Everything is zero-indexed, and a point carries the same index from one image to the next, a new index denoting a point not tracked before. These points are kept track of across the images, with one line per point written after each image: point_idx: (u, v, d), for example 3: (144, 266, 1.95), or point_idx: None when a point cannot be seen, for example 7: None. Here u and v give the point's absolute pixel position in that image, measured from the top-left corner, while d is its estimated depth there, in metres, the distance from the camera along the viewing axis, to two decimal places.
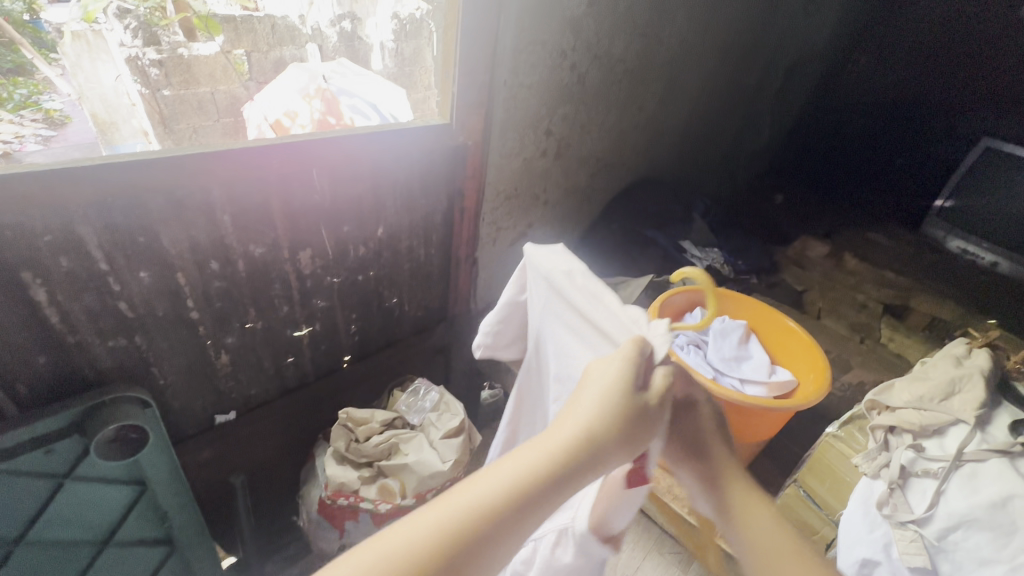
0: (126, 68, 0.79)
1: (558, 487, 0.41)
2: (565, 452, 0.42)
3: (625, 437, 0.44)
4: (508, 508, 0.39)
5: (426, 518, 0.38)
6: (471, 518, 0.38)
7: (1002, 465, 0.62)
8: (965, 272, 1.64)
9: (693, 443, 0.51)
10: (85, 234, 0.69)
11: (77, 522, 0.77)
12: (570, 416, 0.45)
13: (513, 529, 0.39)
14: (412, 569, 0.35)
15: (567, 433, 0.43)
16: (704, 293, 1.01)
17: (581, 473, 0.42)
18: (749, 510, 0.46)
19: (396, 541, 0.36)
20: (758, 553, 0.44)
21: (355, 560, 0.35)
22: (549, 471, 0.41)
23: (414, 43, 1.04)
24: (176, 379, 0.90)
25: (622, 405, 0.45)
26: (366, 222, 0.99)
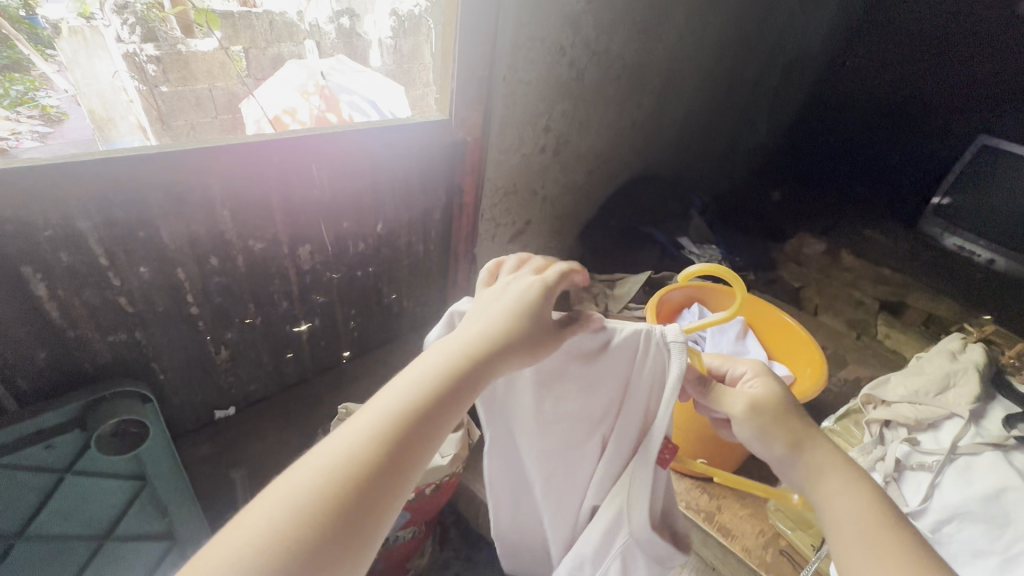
0: (123, 64, 0.78)
1: (469, 380, 0.42)
2: (472, 349, 0.43)
3: (530, 333, 0.46)
4: (424, 405, 0.39)
5: (345, 433, 0.36)
6: (389, 421, 0.37)
7: (996, 458, 0.64)
8: (962, 270, 1.65)
9: (776, 421, 0.46)
10: (85, 229, 0.69)
11: (79, 518, 0.76)
12: (472, 322, 0.46)
13: (434, 424, 0.39)
14: (337, 482, 0.34)
15: (471, 333, 0.44)
16: (702, 289, 1.02)
17: (490, 374, 0.43)
18: (839, 485, 0.44)
19: (316, 461, 0.35)
20: (858, 528, 0.41)
21: (277, 490, 0.34)
22: (458, 366, 0.42)
23: (412, 40, 1.04)
24: (176, 373, 0.90)
25: (524, 308, 0.47)
26: (366, 217, 0.99)
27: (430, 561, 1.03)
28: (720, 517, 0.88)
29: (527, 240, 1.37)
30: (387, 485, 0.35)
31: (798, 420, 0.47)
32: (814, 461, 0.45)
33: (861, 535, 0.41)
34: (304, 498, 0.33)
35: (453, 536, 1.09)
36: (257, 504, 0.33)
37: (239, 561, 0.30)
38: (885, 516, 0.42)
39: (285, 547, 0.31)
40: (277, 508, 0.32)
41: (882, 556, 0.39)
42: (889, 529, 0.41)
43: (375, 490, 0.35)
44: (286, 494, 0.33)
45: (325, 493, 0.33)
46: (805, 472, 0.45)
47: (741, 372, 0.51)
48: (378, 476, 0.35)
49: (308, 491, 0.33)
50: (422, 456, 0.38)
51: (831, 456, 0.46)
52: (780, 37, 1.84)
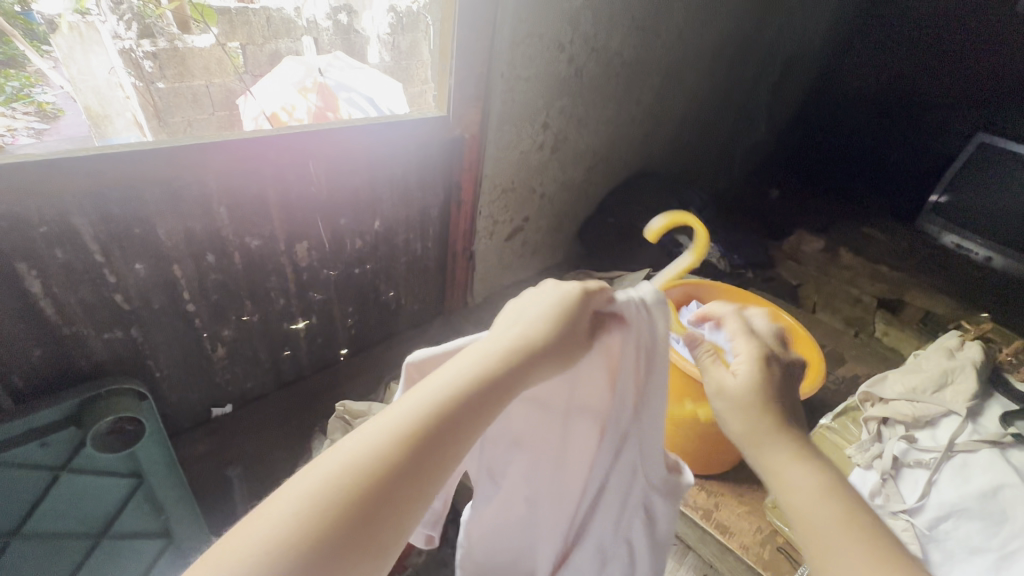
0: (119, 60, 0.78)
1: (502, 387, 0.39)
2: (507, 354, 0.41)
3: (565, 338, 0.44)
4: (454, 408, 0.36)
5: (369, 429, 0.34)
6: (417, 421, 0.35)
7: (993, 455, 0.64)
8: (959, 268, 1.65)
9: (746, 412, 0.45)
10: (81, 226, 0.68)
11: (76, 517, 0.76)
12: (508, 326, 0.44)
13: (462, 431, 0.36)
14: (360, 482, 0.32)
15: (506, 338, 0.42)
16: (700, 287, 1.02)
17: (519, 376, 0.40)
18: (806, 479, 0.42)
19: (339, 456, 0.33)
20: (820, 523, 0.40)
21: (296, 486, 0.32)
22: (492, 371, 0.39)
23: (410, 37, 1.03)
24: (172, 371, 0.90)
25: (562, 312, 0.45)
26: (363, 214, 0.99)
27: (427, 558, 1.03)
28: (718, 515, 0.88)
29: (526, 237, 1.37)
30: (409, 489, 0.33)
31: (774, 410, 0.45)
32: (782, 454, 0.43)
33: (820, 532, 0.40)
34: (324, 496, 0.31)
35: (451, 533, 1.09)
36: (276, 498, 0.31)
37: (259, 548, 0.29)
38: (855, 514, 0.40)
39: (302, 546, 0.29)
40: (296, 503, 0.31)
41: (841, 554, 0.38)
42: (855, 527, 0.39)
43: (396, 495, 0.32)
44: (305, 490, 0.31)
45: (345, 492, 0.31)
46: (769, 465, 0.44)
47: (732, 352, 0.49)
48: (400, 479, 0.33)
49: (328, 489, 0.31)
50: (448, 462, 0.35)
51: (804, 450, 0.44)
52: (780, 35, 1.83)
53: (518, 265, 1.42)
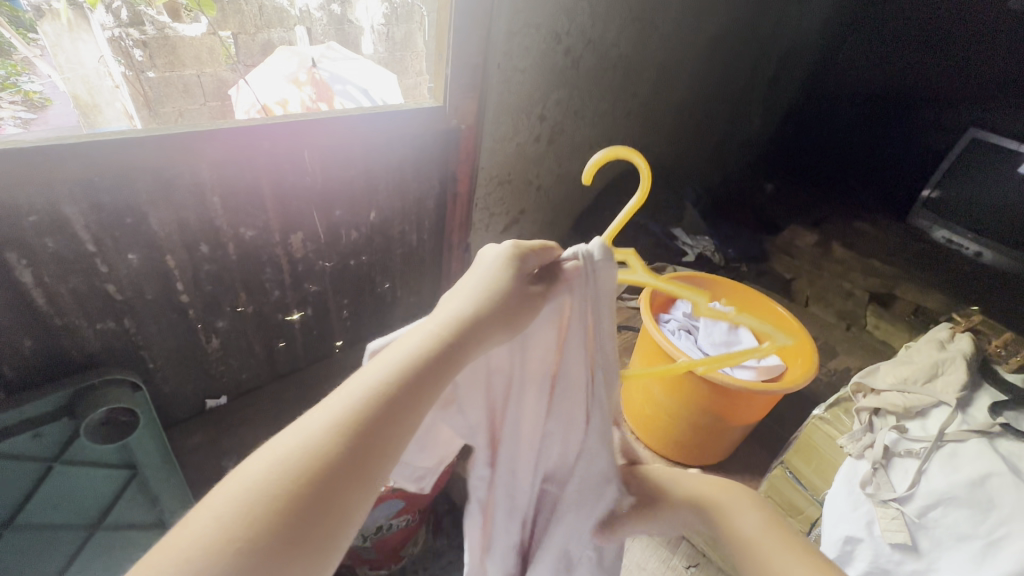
0: (108, 49, 0.77)
1: (444, 367, 0.37)
2: (448, 332, 0.38)
3: (508, 302, 0.42)
4: (390, 396, 0.34)
5: (301, 426, 0.32)
6: (352, 407, 0.32)
7: (982, 445, 0.64)
8: (950, 262, 1.67)
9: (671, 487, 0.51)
10: (72, 215, 0.67)
11: (70, 508, 0.76)
12: (447, 303, 0.41)
13: (403, 409, 0.34)
14: (293, 482, 0.29)
15: (444, 314, 0.39)
16: (694, 278, 1.03)
17: (465, 348, 0.39)
18: (732, 503, 0.48)
19: (272, 452, 0.31)
20: (747, 540, 0.45)
21: (227, 487, 0.29)
22: (430, 351, 0.37)
23: (405, 28, 1.02)
24: (166, 362, 0.89)
25: (500, 281, 0.42)
26: (358, 206, 0.98)
27: (423, 549, 1.04)
28: None
29: (521, 229, 1.37)
30: (348, 487, 0.30)
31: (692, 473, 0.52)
32: (710, 501, 0.49)
33: (756, 545, 0.44)
34: (252, 503, 0.28)
35: (446, 524, 1.10)
36: (202, 506, 0.29)
37: (196, 555, 0.26)
38: (773, 520, 0.46)
39: (231, 554, 0.27)
40: (222, 513, 0.28)
41: (769, 555, 0.43)
42: (776, 529, 0.45)
43: (335, 492, 0.30)
44: (234, 497, 0.28)
45: (275, 497, 0.29)
46: (702, 516, 0.49)
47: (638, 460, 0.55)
48: (335, 473, 0.30)
49: (257, 494, 0.28)
50: (389, 455, 0.33)
51: (725, 486, 0.50)
52: (774, 30, 1.83)
53: None
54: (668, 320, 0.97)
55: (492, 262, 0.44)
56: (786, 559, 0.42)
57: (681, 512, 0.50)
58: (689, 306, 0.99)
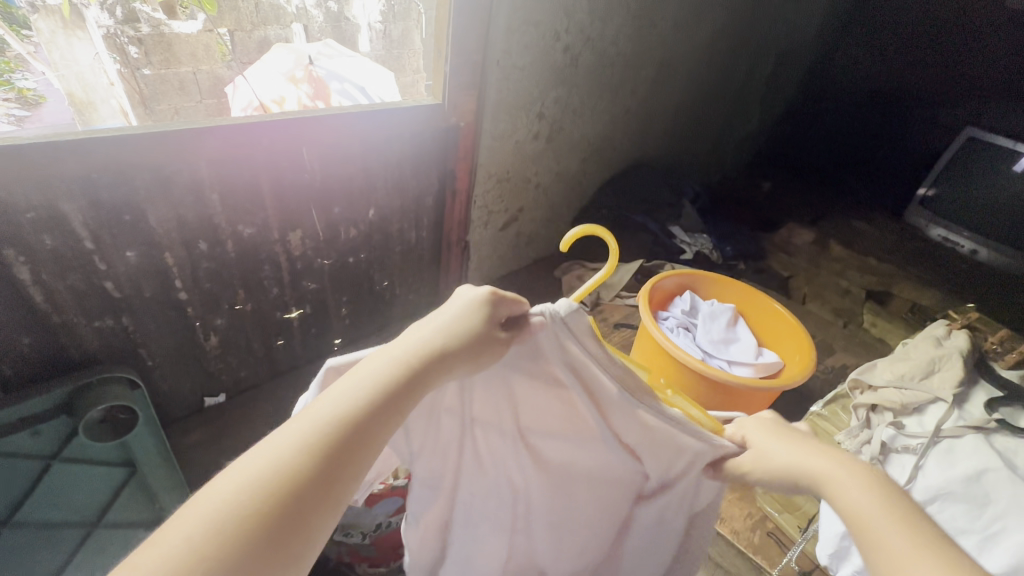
0: (103, 46, 0.76)
1: (411, 393, 0.37)
2: (416, 358, 0.38)
3: (484, 338, 0.41)
4: (356, 421, 0.34)
5: (269, 448, 0.32)
6: (322, 433, 0.33)
7: (978, 441, 0.64)
8: (946, 259, 1.69)
9: (770, 456, 0.43)
10: (70, 212, 0.67)
11: (67, 506, 0.75)
12: (416, 329, 0.41)
13: (371, 438, 0.34)
14: (259, 500, 0.29)
15: (414, 340, 0.40)
16: (693, 277, 1.03)
17: (433, 379, 0.39)
18: (847, 478, 0.38)
19: (240, 473, 0.30)
20: (862, 522, 0.35)
21: (194, 507, 0.29)
22: (396, 376, 0.37)
23: (402, 25, 1.02)
24: (164, 360, 0.89)
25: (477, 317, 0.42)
26: (357, 203, 0.98)
27: None
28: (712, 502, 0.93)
29: (520, 227, 1.37)
30: (314, 512, 0.31)
31: (807, 438, 0.43)
32: (815, 471, 0.39)
33: (870, 531, 0.35)
34: (217, 521, 0.28)
35: None
36: (170, 523, 0.28)
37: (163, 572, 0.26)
38: (900, 505, 0.35)
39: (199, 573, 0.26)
40: (188, 530, 0.28)
41: (893, 550, 0.33)
42: (908, 519, 0.34)
43: (300, 511, 0.30)
44: (200, 516, 0.28)
45: (242, 515, 0.29)
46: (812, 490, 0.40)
47: (742, 433, 0.47)
48: (304, 498, 0.30)
49: (224, 513, 0.28)
50: (353, 476, 0.33)
51: (844, 454, 0.40)
52: (773, 28, 1.83)
53: (512, 255, 1.42)
54: (666, 317, 0.97)
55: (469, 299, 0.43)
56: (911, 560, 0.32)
57: (788, 483, 0.42)
58: (687, 303, 0.99)
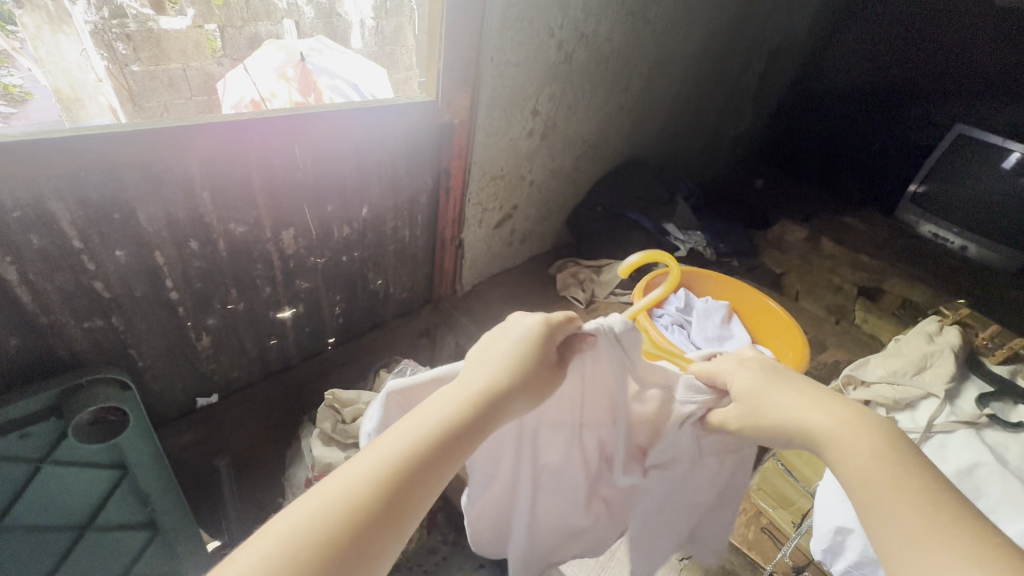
0: (90, 42, 0.75)
1: (473, 429, 0.42)
2: (480, 399, 0.43)
3: (534, 375, 0.47)
4: (424, 458, 0.39)
5: (346, 475, 0.37)
6: (392, 464, 0.37)
7: (968, 435, 0.66)
8: (938, 256, 1.70)
9: (764, 410, 0.48)
10: (57, 211, 0.66)
11: (56, 508, 0.74)
12: (478, 371, 0.46)
13: (433, 473, 0.39)
14: (335, 527, 0.34)
15: (478, 381, 0.45)
16: (687, 274, 1.04)
17: (490, 419, 0.44)
18: (852, 442, 0.42)
19: (319, 496, 0.35)
20: (866, 491, 0.40)
21: (280, 524, 0.34)
22: (457, 417, 0.42)
23: (394, 21, 0.99)
24: (156, 360, 0.88)
25: (529, 356, 0.48)
26: (351, 201, 0.97)
27: (416, 545, 1.03)
28: None
29: (514, 224, 1.37)
30: (379, 535, 0.35)
31: (802, 387, 0.48)
32: (826, 428, 0.43)
33: (871, 490, 0.39)
34: (296, 543, 0.33)
35: (440, 520, 1.09)
36: (258, 537, 0.34)
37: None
38: (904, 468, 0.40)
39: None
40: (269, 548, 0.33)
41: (894, 525, 0.37)
42: (912, 491, 0.38)
43: (368, 541, 0.35)
44: (280, 535, 0.33)
45: (319, 539, 0.33)
46: (810, 445, 0.45)
47: (725, 377, 0.53)
48: (373, 522, 0.35)
49: (302, 535, 0.33)
50: (416, 506, 0.38)
51: (850, 413, 0.44)
52: (766, 24, 1.83)
53: (506, 253, 1.42)
54: (661, 314, 0.97)
55: (523, 335, 0.49)
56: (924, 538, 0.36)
57: (785, 436, 0.46)
58: (682, 300, 0.99)
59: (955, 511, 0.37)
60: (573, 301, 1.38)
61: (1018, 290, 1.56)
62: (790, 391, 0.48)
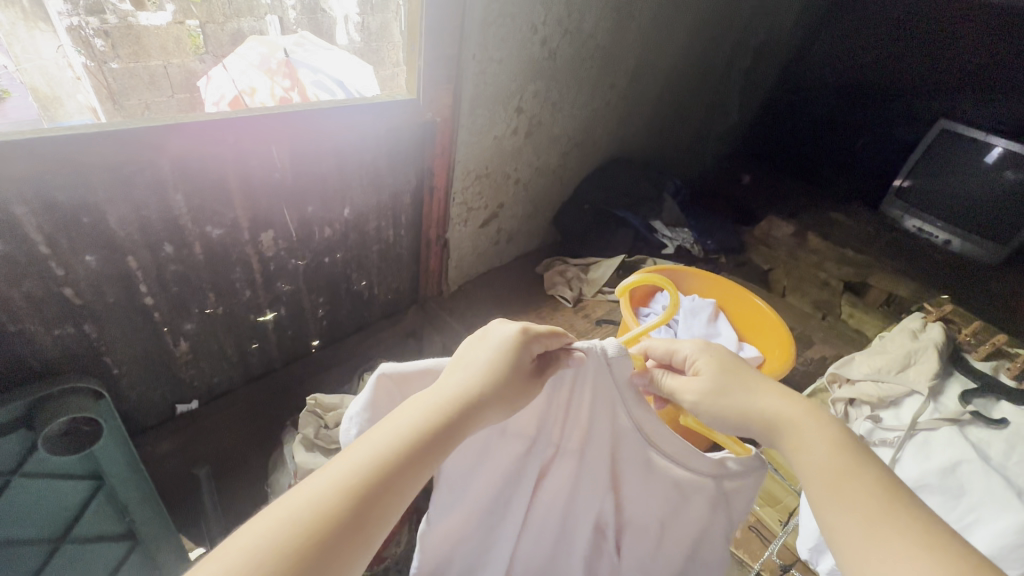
0: (68, 38, 0.72)
1: (444, 438, 0.43)
2: (449, 407, 0.44)
3: (507, 383, 0.47)
4: (394, 467, 0.39)
5: (313, 486, 0.37)
6: (359, 475, 0.38)
7: (952, 432, 0.66)
8: (922, 250, 1.71)
9: (733, 400, 0.50)
10: (21, 215, 0.63)
11: (30, 521, 0.72)
12: (452, 378, 0.47)
13: (403, 483, 0.39)
14: (298, 536, 0.34)
15: (450, 389, 0.46)
16: (675, 271, 1.04)
17: (462, 427, 0.44)
18: (812, 432, 0.46)
19: (286, 508, 0.35)
20: (828, 480, 0.43)
21: (244, 536, 0.34)
22: (427, 427, 0.42)
23: (381, 18, 0.97)
24: (132, 367, 0.86)
25: (502, 363, 0.48)
26: (331, 202, 0.95)
27: (404, 549, 1.02)
28: None
29: (501, 223, 1.36)
30: (347, 547, 0.35)
31: (767, 381, 0.51)
32: (786, 415, 0.48)
33: (834, 481, 0.43)
34: (260, 555, 0.33)
35: None
36: (221, 549, 0.33)
37: None
38: (859, 460, 0.44)
39: None
40: (229, 558, 0.33)
41: (852, 510, 0.41)
42: (867, 479, 0.42)
43: (333, 549, 0.35)
44: (241, 548, 0.33)
45: (281, 548, 0.33)
46: (771, 437, 0.48)
47: (686, 355, 0.54)
48: (340, 534, 0.35)
49: (262, 544, 0.33)
50: (385, 516, 0.38)
51: (810, 408, 0.48)
52: (752, 19, 1.83)
53: (492, 252, 1.41)
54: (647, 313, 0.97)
55: (500, 341, 0.50)
56: (879, 517, 0.40)
57: (748, 424, 0.49)
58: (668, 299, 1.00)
59: (904, 494, 0.42)
60: (560, 300, 1.37)
61: (999, 283, 1.58)
62: (768, 393, 0.50)
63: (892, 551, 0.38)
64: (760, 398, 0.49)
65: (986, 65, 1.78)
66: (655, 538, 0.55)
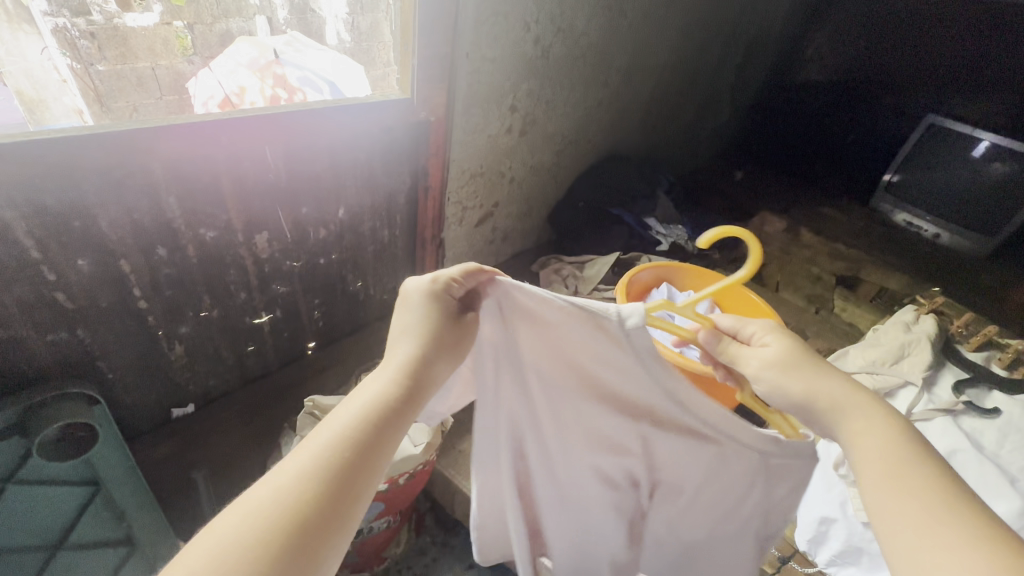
0: (52, 41, 0.71)
1: (401, 403, 0.44)
2: (400, 373, 0.45)
3: (444, 339, 0.49)
4: (359, 441, 0.40)
5: (277, 478, 0.36)
6: (325, 455, 0.38)
7: (946, 423, 0.69)
8: (912, 243, 1.74)
9: (791, 378, 0.47)
10: (11, 221, 0.63)
11: (25, 530, 0.70)
12: (393, 346, 0.48)
13: (371, 454, 0.40)
14: (271, 526, 0.34)
15: (395, 357, 0.46)
16: (668, 269, 1.04)
17: (418, 390, 0.46)
18: (867, 420, 0.44)
19: (251, 504, 0.35)
20: (880, 470, 0.41)
21: (211, 539, 0.33)
22: (382, 397, 0.43)
23: (371, 18, 0.96)
24: (126, 372, 0.85)
25: (434, 321, 0.49)
26: (326, 202, 0.95)
27: (405, 548, 1.02)
28: None
29: (496, 221, 1.36)
30: (328, 525, 0.36)
31: (832, 371, 0.47)
32: (837, 398, 0.45)
33: (892, 471, 0.41)
34: (236, 552, 0.33)
35: (429, 521, 1.08)
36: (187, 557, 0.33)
37: None
38: (917, 449, 0.42)
39: None
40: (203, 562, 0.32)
41: (912, 500, 0.39)
42: (922, 468, 0.40)
43: (315, 531, 0.35)
44: (212, 549, 0.33)
45: (257, 541, 0.33)
46: (833, 415, 0.45)
47: (754, 331, 0.52)
48: (319, 516, 0.36)
49: (234, 541, 0.33)
50: (361, 489, 0.39)
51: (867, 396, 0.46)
52: (742, 16, 1.84)
53: (487, 250, 1.41)
54: None
55: (423, 299, 0.51)
56: (941, 507, 0.38)
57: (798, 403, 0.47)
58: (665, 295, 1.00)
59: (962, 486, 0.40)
60: None
61: (990, 275, 1.60)
62: (842, 382, 0.46)
63: (951, 541, 0.36)
64: (829, 380, 0.46)
65: (972, 60, 1.80)
66: (686, 496, 0.56)
